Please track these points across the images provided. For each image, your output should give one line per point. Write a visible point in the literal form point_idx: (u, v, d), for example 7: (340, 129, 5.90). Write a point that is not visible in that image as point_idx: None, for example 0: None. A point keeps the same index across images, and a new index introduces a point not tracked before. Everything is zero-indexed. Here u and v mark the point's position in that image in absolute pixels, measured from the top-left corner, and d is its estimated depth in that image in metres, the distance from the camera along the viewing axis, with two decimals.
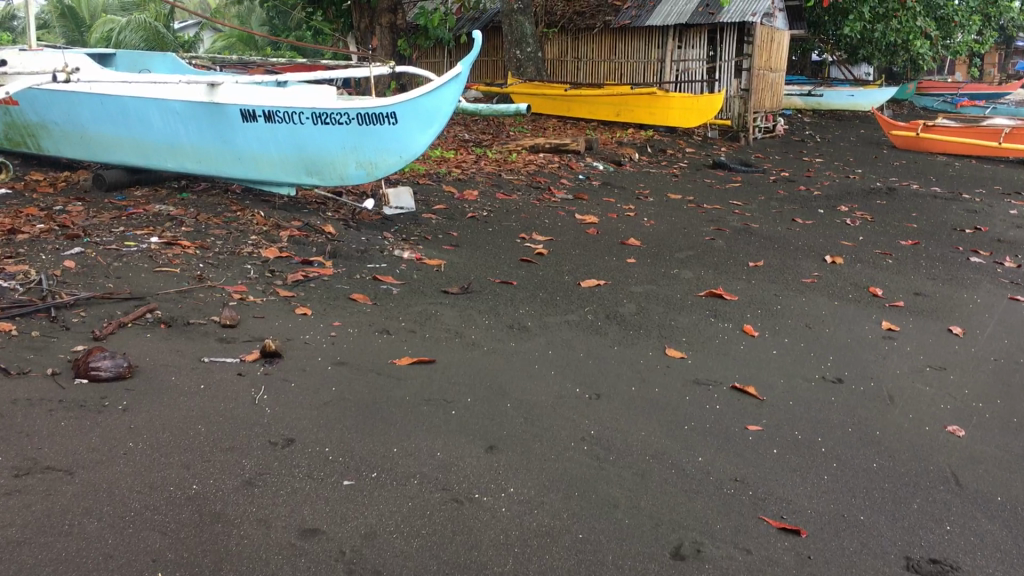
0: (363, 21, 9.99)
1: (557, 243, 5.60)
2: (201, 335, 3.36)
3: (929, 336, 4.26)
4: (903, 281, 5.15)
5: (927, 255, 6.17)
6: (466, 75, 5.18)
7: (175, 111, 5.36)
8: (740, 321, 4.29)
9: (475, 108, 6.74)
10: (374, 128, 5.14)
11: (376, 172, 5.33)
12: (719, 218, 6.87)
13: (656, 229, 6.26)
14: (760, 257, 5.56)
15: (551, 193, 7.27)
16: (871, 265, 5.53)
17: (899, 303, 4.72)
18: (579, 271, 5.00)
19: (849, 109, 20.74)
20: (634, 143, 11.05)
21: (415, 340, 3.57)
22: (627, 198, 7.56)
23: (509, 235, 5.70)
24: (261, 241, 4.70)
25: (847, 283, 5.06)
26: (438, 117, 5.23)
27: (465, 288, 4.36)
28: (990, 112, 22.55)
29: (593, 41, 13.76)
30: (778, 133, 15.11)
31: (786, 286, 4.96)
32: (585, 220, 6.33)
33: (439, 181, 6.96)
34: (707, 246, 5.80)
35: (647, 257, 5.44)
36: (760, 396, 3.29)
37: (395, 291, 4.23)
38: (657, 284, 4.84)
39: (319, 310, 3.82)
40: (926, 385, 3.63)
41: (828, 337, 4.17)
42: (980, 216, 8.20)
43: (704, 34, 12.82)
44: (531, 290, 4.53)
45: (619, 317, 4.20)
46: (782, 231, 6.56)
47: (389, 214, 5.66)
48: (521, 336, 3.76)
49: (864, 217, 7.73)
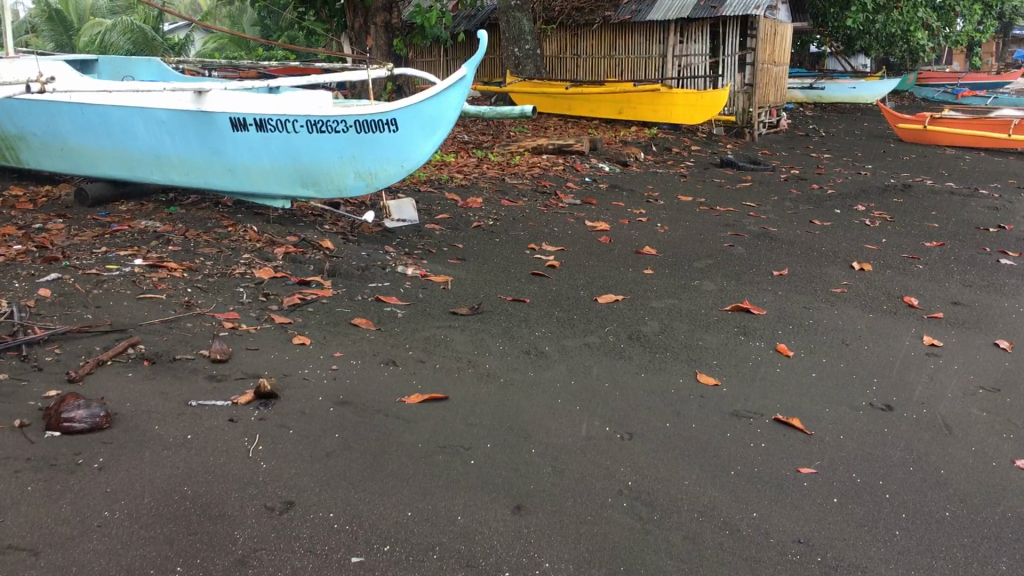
0: (356, 22, 9.67)
1: (569, 254, 5.30)
2: (189, 373, 3.04)
3: (977, 351, 3.95)
4: (939, 289, 4.85)
5: (956, 258, 5.87)
6: (471, 79, 4.84)
7: (161, 120, 5.04)
8: (772, 339, 3.98)
9: (478, 111, 6.42)
10: (373, 136, 4.81)
11: (376, 182, 5.01)
12: (734, 221, 6.57)
13: (671, 236, 5.95)
14: (784, 264, 5.26)
15: (558, 198, 6.96)
16: (901, 270, 5.22)
17: (938, 314, 4.41)
18: (594, 285, 4.70)
19: (850, 101, 20.46)
20: (638, 141, 10.73)
21: (424, 371, 3.27)
22: (636, 202, 7.25)
23: (517, 246, 5.40)
24: (254, 260, 4.38)
25: (879, 292, 4.75)
26: (442, 124, 4.90)
27: (474, 308, 4.06)
28: (992, 102, 22.28)
29: (592, 37, 13.44)
30: (782, 128, 14.81)
31: (814, 297, 4.66)
32: (596, 228, 6.02)
33: (441, 188, 6.65)
34: (727, 253, 5.49)
35: (665, 267, 5.14)
36: (807, 430, 2.98)
37: (400, 313, 3.93)
38: (678, 298, 4.54)
39: (319, 338, 3.51)
40: (982, 409, 3.33)
41: (869, 356, 3.86)
42: (1001, 213, 7.91)
43: (706, 29, 12.46)
44: (545, 308, 4.23)
45: (642, 337, 3.90)
46: (802, 235, 6.25)
47: (391, 227, 5.33)
48: (539, 363, 3.46)
49: (883, 217, 7.43)
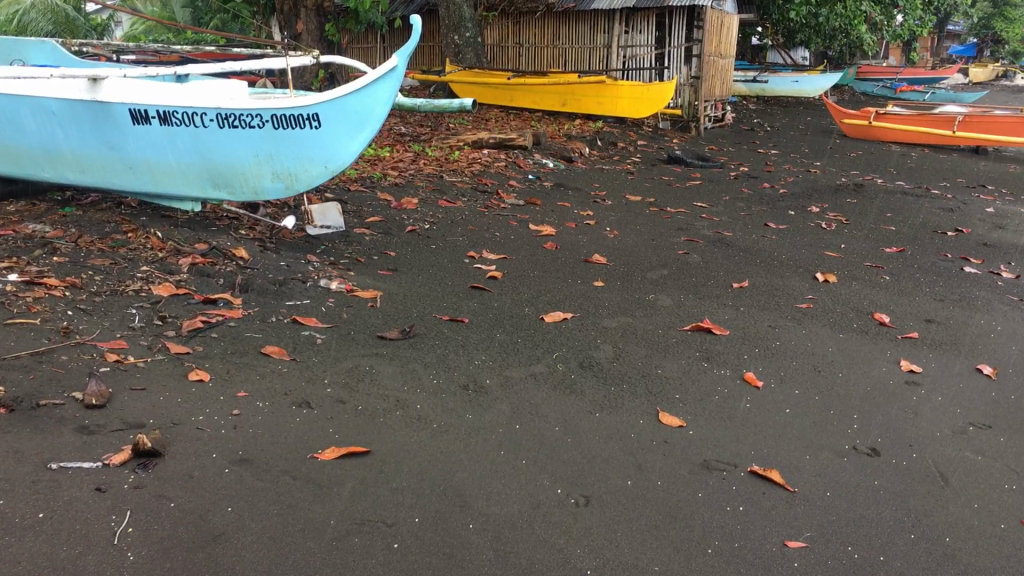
0: (285, 5, 9.05)
1: (512, 263, 4.85)
2: (54, 423, 2.50)
3: (959, 379, 3.60)
4: (909, 303, 4.50)
5: (919, 267, 5.57)
6: (404, 71, 4.31)
7: (52, 110, 4.44)
8: (738, 366, 3.59)
9: (413, 103, 5.90)
10: (293, 133, 4.28)
11: (296, 185, 4.47)
12: (688, 225, 6.19)
13: (621, 242, 5.53)
14: (743, 275, 4.88)
15: (500, 197, 6.51)
16: (866, 282, 4.88)
17: (913, 334, 4.06)
18: (541, 301, 4.26)
19: (792, 95, 20.37)
20: (583, 135, 10.31)
21: (343, 415, 2.78)
22: (583, 202, 6.83)
23: (456, 254, 4.93)
24: (154, 273, 3.84)
25: (847, 308, 4.39)
26: (370, 120, 4.38)
27: (406, 332, 3.59)
28: (931, 97, 22.40)
29: (535, 25, 12.98)
30: (727, 122, 14.59)
31: (779, 313, 4.28)
32: (541, 232, 5.58)
33: (373, 187, 6.13)
34: (682, 262, 5.10)
35: (617, 279, 4.72)
36: (788, 485, 2.57)
37: (320, 339, 3.43)
38: (633, 316, 4.13)
39: (221, 373, 3.00)
40: (977, 453, 2.96)
41: (843, 384, 3.48)
42: (957, 215, 7.67)
43: (652, 18, 12.05)
44: (486, 331, 3.77)
45: (594, 365, 3.48)
46: (758, 240, 5.90)
47: (313, 234, 4.80)
48: (479, 402, 3.00)
49: (838, 219, 7.13)
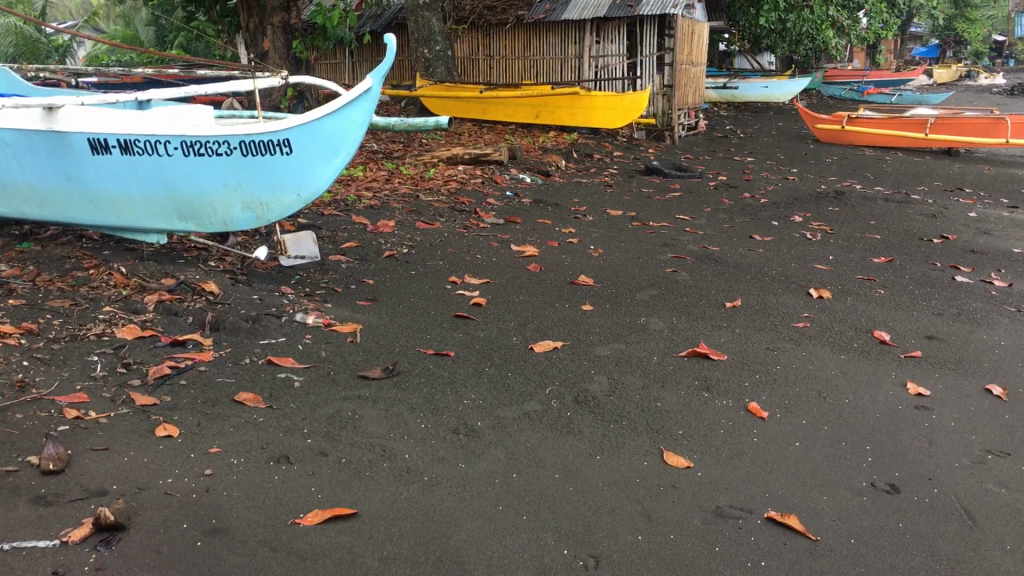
0: (251, 22, 8.82)
1: (496, 289, 4.65)
2: (7, 494, 2.27)
3: (970, 401, 3.45)
4: (907, 319, 4.35)
5: (911, 278, 5.44)
6: (378, 92, 4.12)
7: (5, 141, 4.18)
8: (740, 395, 3.41)
9: (387, 122, 5.68)
10: (262, 160, 4.05)
11: (267, 214, 4.25)
12: (673, 241, 6.02)
13: (607, 261, 5.35)
14: (735, 293, 4.72)
15: (479, 216, 6.32)
16: (861, 297, 4.73)
17: (916, 353, 3.91)
18: (528, 329, 4.07)
19: (762, 100, 20.37)
20: (558, 147, 10.15)
21: (327, 470, 2.57)
22: (564, 219, 6.65)
23: (436, 280, 4.73)
24: (118, 314, 3.61)
25: (845, 326, 4.23)
26: (344, 145, 4.16)
27: (389, 370, 3.38)
28: (898, 99, 22.50)
29: (505, 37, 12.81)
30: (701, 129, 14.50)
31: (776, 335, 4.11)
32: (524, 253, 5.39)
33: (347, 210, 5.91)
34: (671, 281, 4.92)
35: (606, 301, 4.54)
36: (809, 533, 2.39)
37: (297, 382, 3.22)
38: (626, 343, 3.95)
39: (191, 427, 2.78)
40: (1000, 484, 2.79)
41: (850, 412, 3.31)
42: (940, 221, 7.57)
43: (622, 28, 12.07)
44: (473, 365, 3.57)
45: (590, 400, 3.28)
46: (745, 255, 5.74)
47: (287, 265, 4.57)
48: (472, 448, 2.81)
49: (823, 229, 7.00)
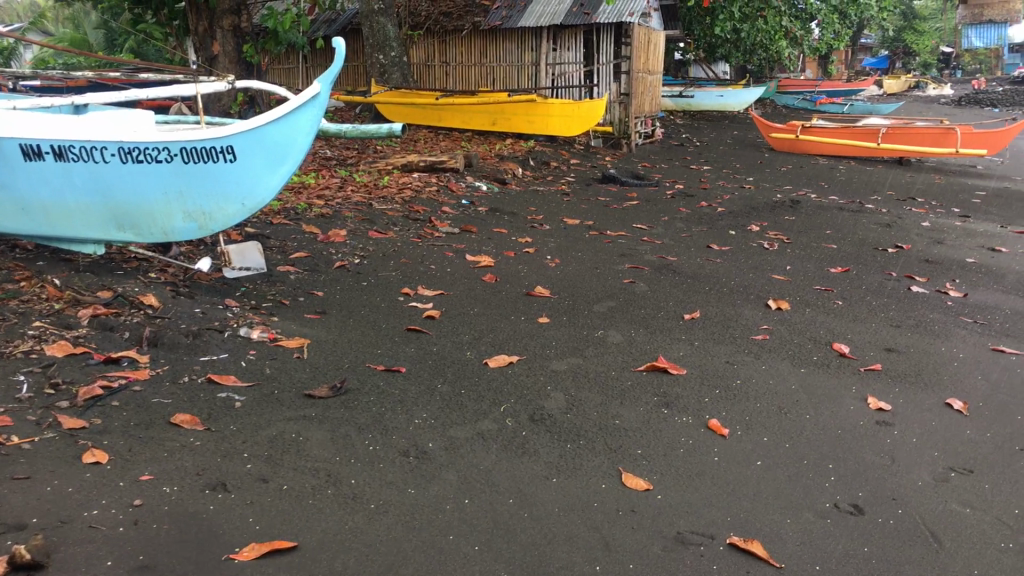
0: (200, 25, 8.60)
1: (450, 301, 4.53)
2: None
3: (930, 415, 3.39)
4: (866, 331, 4.30)
5: (868, 288, 5.41)
6: (327, 98, 3.98)
7: None
8: (700, 412, 3.32)
9: (338, 128, 5.52)
10: (205, 167, 3.86)
11: (211, 225, 4.06)
12: (630, 250, 5.94)
13: (563, 271, 5.25)
14: (693, 305, 4.64)
15: (433, 225, 6.19)
16: (819, 308, 4.68)
17: (876, 365, 3.85)
18: (483, 343, 3.95)
19: (717, 109, 20.50)
20: (515, 155, 10.06)
21: (268, 498, 2.43)
22: (520, 228, 6.55)
23: (388, 292, 4.59)
24: (49, 330, 3.42)
25: (804, 338, 4.18)
26: (291, 154, 4.01)
27: (337, 388, 3.23)
28: (850, 108, 22.79)
29: (461, 43, 12.70)
30: (657, 137, 14.51)
31: (735, 348, 4.03)
32: (479, 263, 5.27)
33: (297, 218, 5.75)
34: (628, 292, 4.83)
35: (563, 313, 4.44)
36: (773, 559, 2.30)
37: (239, 401, 3.06)
38: (583, 357, 3.85)
39: (121, 452, 2.61)
40: (965, 504, 2.72)
41: (812, 427, 3.23)
42: (895, 230, 7.59)
43: (579, 35, 11.95)
44: (425, 381, 3.44)
45: (547, 418, 3.17)
46: (703, 265, 5.67)
47: (231, 277, 4.39)
48: (422, 471, 2.68)
49: (779, 238, 6.98)
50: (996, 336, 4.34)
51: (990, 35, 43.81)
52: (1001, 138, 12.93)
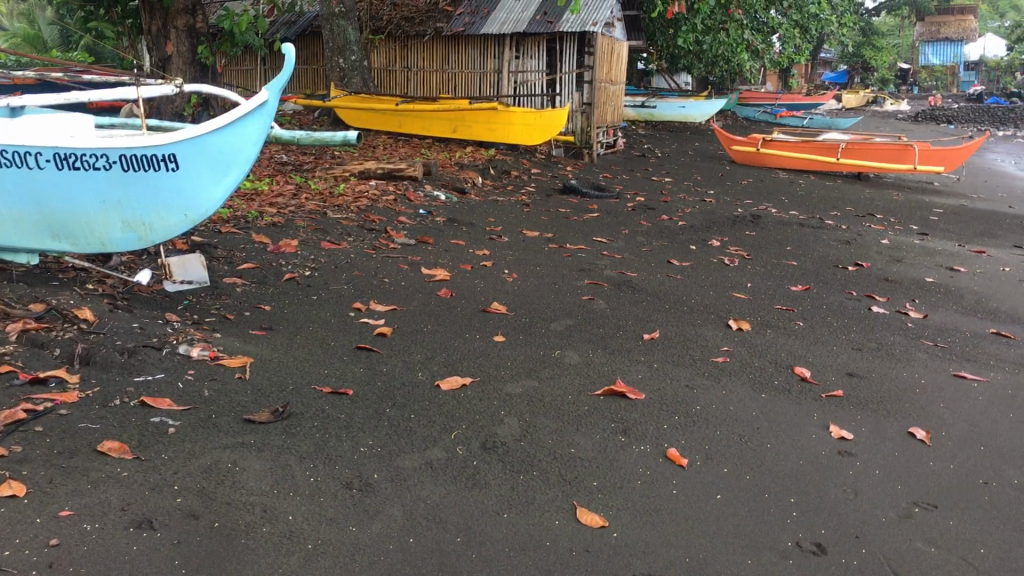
0: (153, 24, 8.36)
1: (403, 317, 4.38)
2: None
3: (892, 445, 3.32)
4: (827, 354, 4.23)
5: (828, 308, 5.36)
6: (274, 107, 3.84)
7: None
8: (658, 440, 3.20)
9: (291, 135, 5.33)
10: (146, 176, 3.66)
11: (151, 235, 3.85)
12: (589, 265, 5.84)
13: (521, 287, 5.13)
14: (653, 324, 4.54)
15: (389, 236, 6.03)
16: (780, 329, 4.60)
17: (838, 392, 3.77)
18: (436, 364, 3.80)
19: (679, 120, 20.55)
20: (475, 164, 9.92)
21: (198, 537, 2.26)
22: (477, 239, 6.42)
23: (339, 307, 4.43)
24: None
25: (764, 361, 4.09)
26: (236, 163, 3.84)
27: (279, 413, 3.06)
28: (810, 122, 22.99)
29: (423, 49, 12.55)
30: (619, 148, 14.47)
31: (695, 371, 3.93)
32: (434, 277, 5.13)
33: (247, 227, 5.56)
34: (587, 310, 4.72)
35: (519, 332, 4.32)
36: None
37: (173, 427, 2.88)
38: (539, 380, 3.72)
39: (41, 484, 2.42)
40: (929, 543, 2.64)
41: (773, 458, 3.13)
42: (854, 248, 7.58)
43: (541, 43, 11.91)
44: (373, 405, 3.29)
45: (499, 446, 3.04)
46: (663, 281, 5.58)
47: (172, 292, 4.17)
48: (366, 505, 2.53)
49: (740, 255, 6.93)
50: (956, 362, 4.30)
51: (946, 52, 44.62)
52: (957, 156, 13.08)
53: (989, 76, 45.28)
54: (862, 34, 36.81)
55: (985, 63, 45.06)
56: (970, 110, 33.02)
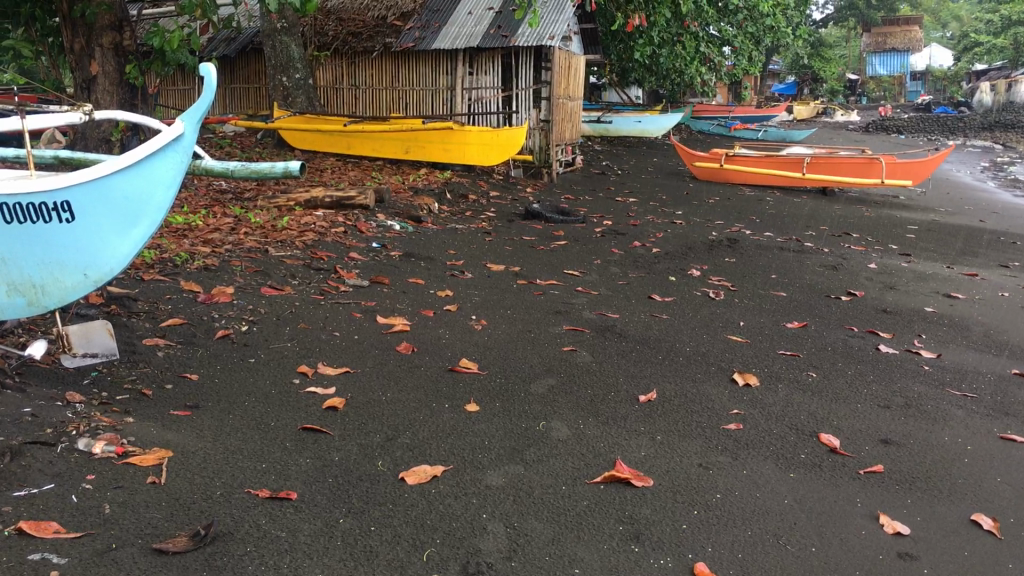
0: (76, 43, 7.59)
1: (357, 383, 3.72)
2: None
3: (961, 541, 2.74)
4: (853, 416, 3.67)
5: (834, 350, 4.81)
6: (190, 140, 3.19)
7: None
8: (679, 549, 2.58)
9: (225, 166, 4.60)
10: (37, 228, 2.89)
11: (44, 301, 3.06)
12: (565, 306, 5.23)
13: (491, 337, 4.49)
14: (647, 382, 3.94)
15: (339, 276, 5.36)
16: (793, 383, 4.03)
17: (877, 467, 3.21)
18: (398, 448, 3.14)
19: (634, 134, 20.07)
20: (431, 187, 9.27)
21: None
22: (438, 276, 5.78)
23: (281, 372, 3.75)
24: None
25: (783, 427, 3.52)
26: (148, 209, 3.13)
27: (199, 537, 2.38)
28: (764, 134, 22.74)
29: (371, 65, 11.89)
30: (578, 165, 13.95)
31: (706, 444, 3.33)
32: (392, 327, 4.48)
33: (175, 272, 4.84)
34: (569, 365, 4.09)
35: (497, 397, 3.69)
36: None
37: (56, 569, 2.18)
38: (524, 465, 3.08)
39: None
40: None
41: (825, 570, 2.52)
42: (842, 273, 7.08)
43: (497, 59, 11.17)
44: (323, 513, 2.62)
45: (487, 569, 2.39)
46: (649, 324, 4.98)
47: (72, 368, 3.40)
48: None
49: (724, 286, 6.38)
50: (999, 421, 3.76)
51: (892, 63, 44.91)
52: (923, 169, 12.75)
53: (934, 86, 45.75)
54: (811, 45, 36.81)
55: (930, 71, 45.57)
56: (921, 120, 33.17)
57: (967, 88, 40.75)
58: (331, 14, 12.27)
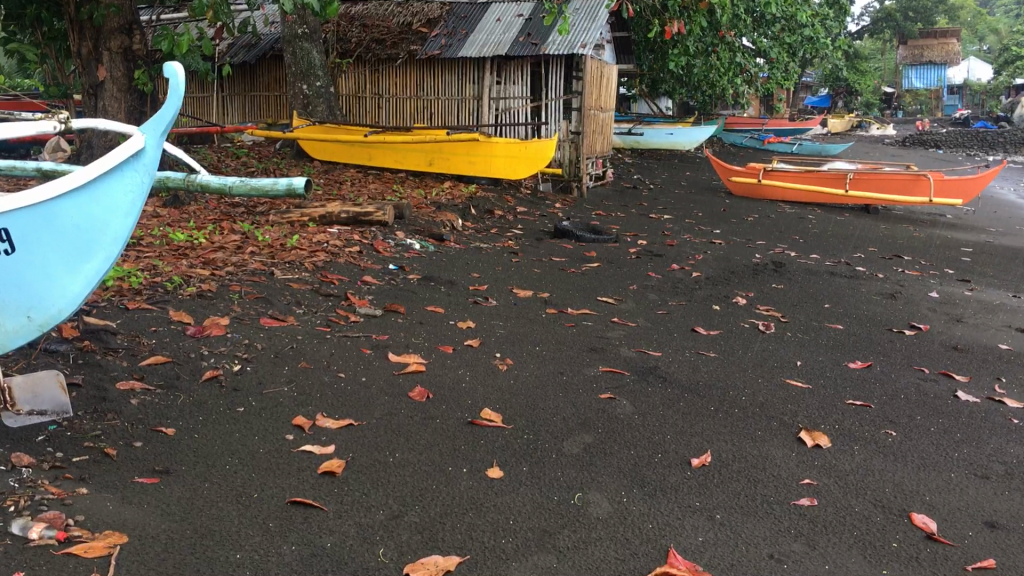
0: (83, 47, 7.12)
1: (362, 441, 3.17)
2: None
3: None
4: (947, 490, 3.09)
5: (909, 398, 4.21)
6: (154, 157, 2.64)
7: None
8: None
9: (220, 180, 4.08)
10: None
11: None
12: (600, 341, 4.67)
13: (518, 380, 3.94)
14: (700, 441, 3.37)
15: (350, 304, 4.84)
16: (870, 445, 3.45)
17: (989, 562, 2.62)
18: (405, 528, 2.60)
19: (666, 147, 19.45)
20: (454, 202, 8.74)
21: None
22: (458, 304, 5.24)
23: (272, 426, 3.22)
24: None
25: (865, 502, 2.96)
26: (104, 240, 2.60)
27: None
28: (799, 147, 22.05)
29: (395, 73, 11.42)
30: (609, 179, 13.41)
31: (776, 527, 2.75)
32: (405, 367, 3.94)
33: (166, 300, 4.33)
34: (609, 418, 3.53)
35: (526, 459, 3.13)
36: None
37: None
38: (557, 554, 2.52)
39: None
40: None
41: None
42: (901, 303, 6.47)
43: (526, 67, 10.76)
44: None
45: None
46: (695, 364, 4.41)
47: (10, 427, 2.89)
48: None
49: (775, 316, 5.79)
50: None
51: (929, 76, 43.91)
52: (974, 186, 12.04)
53: (972, 100, 44.68)
54: (847, 58, 36.02)
55: (967, 85, 44.54)
56: (958, 135, 32.31)
57: (1006, 102, 39.82)
58: (355, 19, 11.72)
